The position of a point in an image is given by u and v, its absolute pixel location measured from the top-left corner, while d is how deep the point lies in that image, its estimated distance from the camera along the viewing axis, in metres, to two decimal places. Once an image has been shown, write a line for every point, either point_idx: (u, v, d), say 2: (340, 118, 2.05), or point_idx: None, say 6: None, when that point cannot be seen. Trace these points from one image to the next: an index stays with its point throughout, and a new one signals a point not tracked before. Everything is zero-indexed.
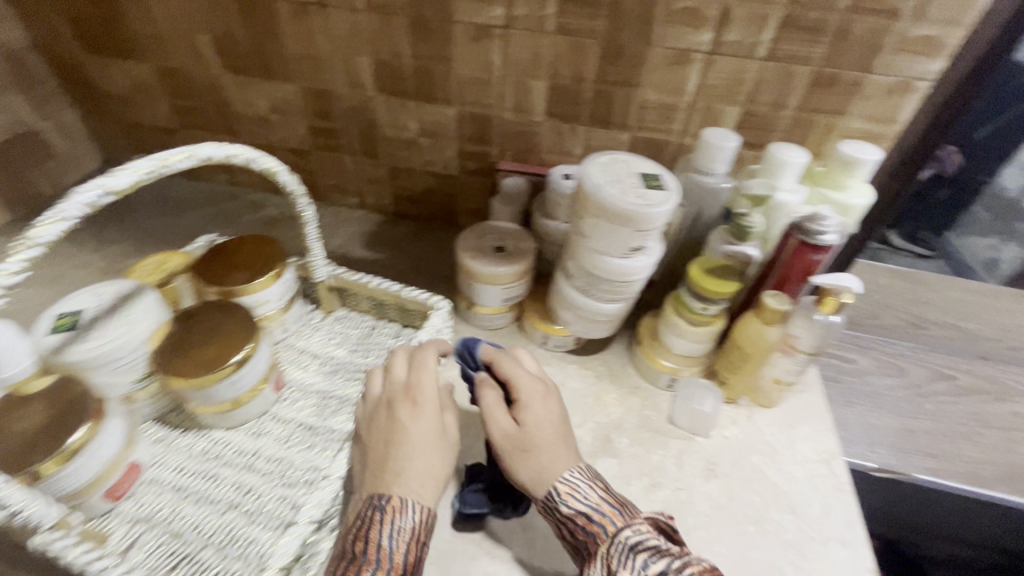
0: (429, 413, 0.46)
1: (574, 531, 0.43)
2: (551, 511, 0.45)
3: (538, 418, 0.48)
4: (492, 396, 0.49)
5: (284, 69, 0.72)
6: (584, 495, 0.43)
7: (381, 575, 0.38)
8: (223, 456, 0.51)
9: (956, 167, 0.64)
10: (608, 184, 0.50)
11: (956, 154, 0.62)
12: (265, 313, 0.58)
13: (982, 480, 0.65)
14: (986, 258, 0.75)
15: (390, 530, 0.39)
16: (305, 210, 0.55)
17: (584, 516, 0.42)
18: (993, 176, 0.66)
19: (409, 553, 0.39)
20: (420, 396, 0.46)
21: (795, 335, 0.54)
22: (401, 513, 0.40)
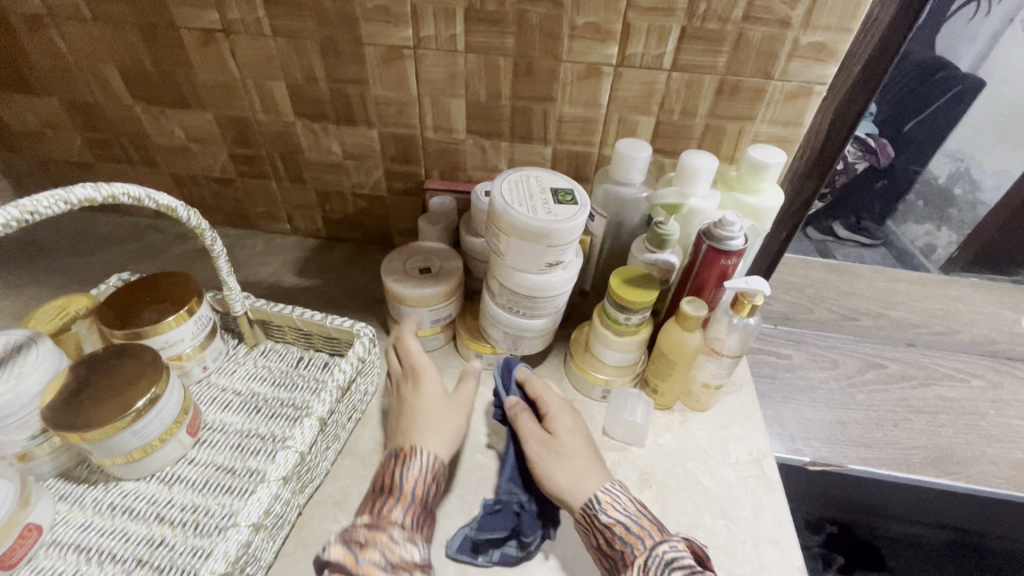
0: (432, 390, 0.54)
1: (610, 541, 0.45)
2: (588, 518, 0.46)
3: (567, 428, 0.53)
4: (525, 415, 0.54)
5: (198, 98, 0.69)
6: (623, 505, 0.46)
7: (400, 500, 0.45)
8: (133, 509, 0.48)
9: (886, 158, 0.71)
10: (517, 202, 0.50)
11: (886, 142, 0.69)
12: (180, 352, 0.55)
13: (911, 464, 0.67)
14: (923, 244, 0.81)
15: (404, 469, 0.47)
16: (213, 243, 0.53)
17: (624, 527, 0.44)
18: (923, 165, 0.71)
19: (422, 487, 0.46)
20: (423, 378, 0.54)
21: (718, 337, 0.55)
22: (411, 453, 0.48)
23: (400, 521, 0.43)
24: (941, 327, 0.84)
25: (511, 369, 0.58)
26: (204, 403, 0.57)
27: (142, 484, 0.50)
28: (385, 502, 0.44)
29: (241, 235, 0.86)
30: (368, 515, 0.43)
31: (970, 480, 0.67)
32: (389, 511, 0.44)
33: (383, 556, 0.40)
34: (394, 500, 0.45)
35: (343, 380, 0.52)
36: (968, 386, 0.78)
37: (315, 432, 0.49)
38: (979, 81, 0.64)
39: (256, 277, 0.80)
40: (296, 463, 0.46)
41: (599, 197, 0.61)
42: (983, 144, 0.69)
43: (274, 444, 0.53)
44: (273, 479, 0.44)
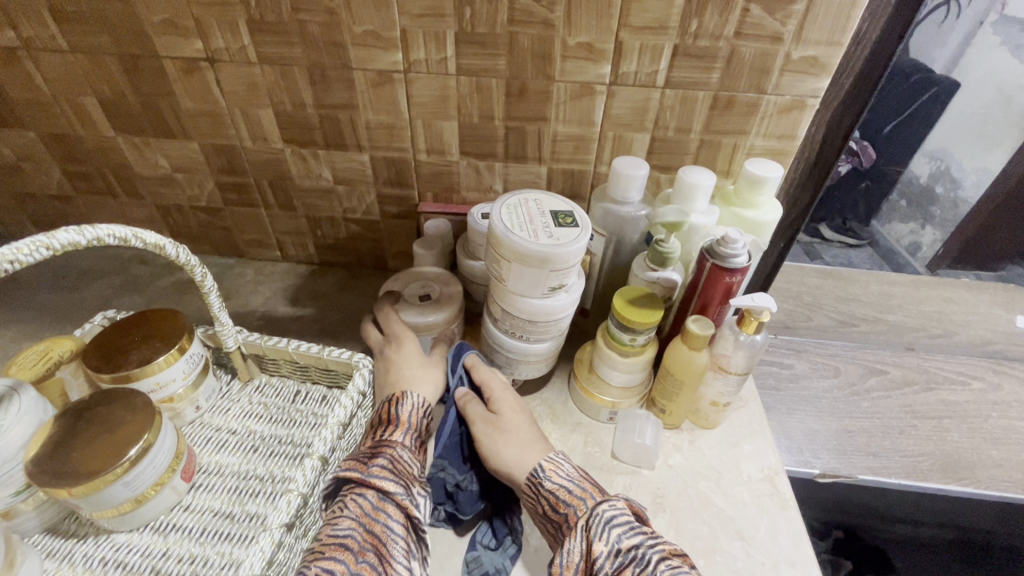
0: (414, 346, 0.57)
1: (554, 506, 0.46)
2: (534, 487, 0.47)
3: (511, 408, 0.54)
4: (474, 403, 0.55)
5: (183, 127, 0.68)
6: (567, 471, 0.48)
7: (400, 430, 0.48)
8: (126, 563, 0.45)
9: (869, 160, 0.71)
10: (517, 227, 0.49)
11: (867, 144, 0.70)
12: (170, 394, 0.53)
13: (920, 472, 0.67)
14: (909, 242, 0.83)
15: (398, 406, 0.50)
16: (203, 278, 0.51)
17: (567, 491, 0.46)
18: (902, 166, 0.72)
19: (418, 418, 0.50)
20: (405, 337, 0.57)
21: (724, 354, 0.54)
22: (403, 393, 0.51)
23: (401, 442, 0.47)
24: (938, 330, 0.84)
25: (460, 355, 0.58)
26: (197, 445, 0.54)
27: (135, 536, 0.47)
28: (385, 430, 0.48)
29: (230, 264, 0.84)
30: (370, 440, 0.48)
31: (979, 485, 0.67)
32: (390, 435, 0.48)
33: (391, 465, 0.45)
34: (392, 428, 0.49)
35: (343, 416, 0.50)
36: (969, 389, 0.78)
37: (317, 473, 0.47)
38: (955, 83, 0.65)
39: (247, 307, 0.78)
40: (298, 507, 0.44)
41: (597, 215, 0.60)
42: (960, 143, 0.71)
43: (273, 485, 0.51)
44: (275, 526, 0.42)
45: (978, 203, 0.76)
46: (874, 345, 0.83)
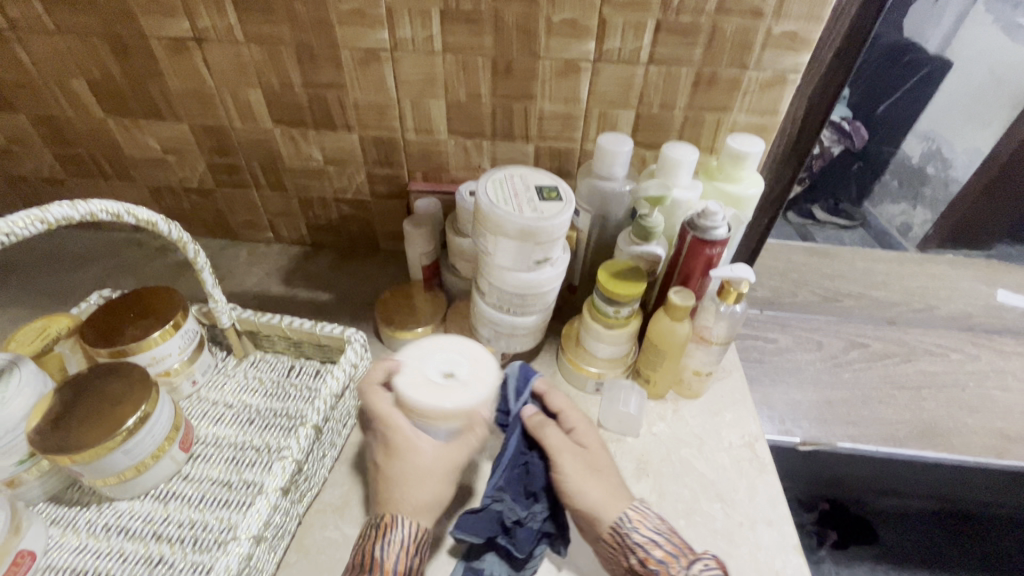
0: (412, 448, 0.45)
1: (642, 562, 0.43)
2: (617, 538, 0.44)
3: (591, 442, 0.51)
4: (551, 429, 0.51)
5: (172, 108, 0.68)
6: (654, 522, 0.45)
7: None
8: (129, 528, 0.47)
9: (861, 139, 0.73)
10: (503, 201, 0.50)
11: (858, 123, 0.72)
12: (167, 368, 0.54)
13: (897, 439, 0.69)
14: (898, 221, 0.85)
15: (383, 543, 0.42)
16: (196, 255, 0.52)
17: (659, 547, 0.43)
18: (895, 147, 0.75)
19: (402, 560, 0.42)
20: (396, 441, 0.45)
21: (706, 326, 0.57)
22: (392, 522, 0.43)
23: None
24: (921, 304, 0.86)
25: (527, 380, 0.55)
26: (195, 418, 0.56)
27: (137, 503, 0.49)
28: None
29: (223, 245, 0.84)
30: None
31: (954, 450, 0.69)
32: None
33: None
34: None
35: (336, 387, 0.52)
36: (948, 360, 0.80)
37: (311, 441, 0.48)
38: (946, 63, 0.67)
39: (241, 287, 0.79)
40: (293, 473, 0.46)
41: (583, 192, 0.61)
42: (949, 123, 0.73)
43: (269, 454, 0.53)
44: (271, 490, 0.44)
45: (969, 180, 0.79)
46: (857, 319, 0.85)
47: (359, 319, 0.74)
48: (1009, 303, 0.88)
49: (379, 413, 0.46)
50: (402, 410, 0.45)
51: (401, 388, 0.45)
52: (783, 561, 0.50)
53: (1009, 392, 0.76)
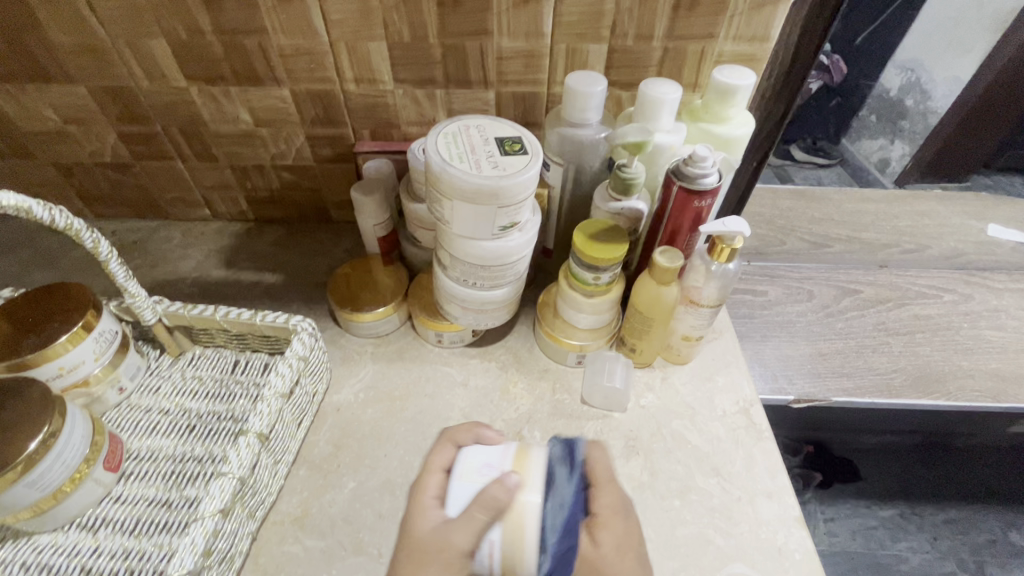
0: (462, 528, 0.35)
1: None
2: None
3: None
4: None
5: (63, 69, 0.57)
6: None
7: None
8: (51, 566, 0.41)
9: (841, 74, 0.68)
10: (457, 158, 0.43)
11: (837, 56, 0.65)
12: (84, 376, 0.47)
13: (892, 389, 0.66)
14: (874, 156, 0.83)
15: None
16: (96, 243, 0.45)
17: None
18: (875, 79, 0.70)
19: None
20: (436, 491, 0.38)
21: (695, 287, 0.51)
22: None
23: None
24: (911, 245, 0.83)
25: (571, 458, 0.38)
26: (125, 430, 0.50)
27: (60, 535, 0.43)
28: None
29: (154, 227, 0.75)
30: None
31: (950, 397, 0.66)
32: None
33: None
34: None
35: (282, 386, 0.45)
36: (942, 301, 0.77)
37: (255, 452, 0.42)
38: None
39: (177, 273, 0.70)
40: (235, 491, 0.40)
41: (553, 142, 0.53)
42: (932, 49, 0.69)
43: (213, 465, 0.47)
44: (208, 515, 0.38)
45: (950, 111, 0.75)
46: (847, 264, 0.80)
47: (313, 301, 0.67)
48: (1001, 238, 0.86)
49: (430, 466, 0.40)
50: (469, 474, 0.37)
51: (507, 457, 0.38)
52: (785, 535, 0.46)
53: (1003, 332, 0.74)
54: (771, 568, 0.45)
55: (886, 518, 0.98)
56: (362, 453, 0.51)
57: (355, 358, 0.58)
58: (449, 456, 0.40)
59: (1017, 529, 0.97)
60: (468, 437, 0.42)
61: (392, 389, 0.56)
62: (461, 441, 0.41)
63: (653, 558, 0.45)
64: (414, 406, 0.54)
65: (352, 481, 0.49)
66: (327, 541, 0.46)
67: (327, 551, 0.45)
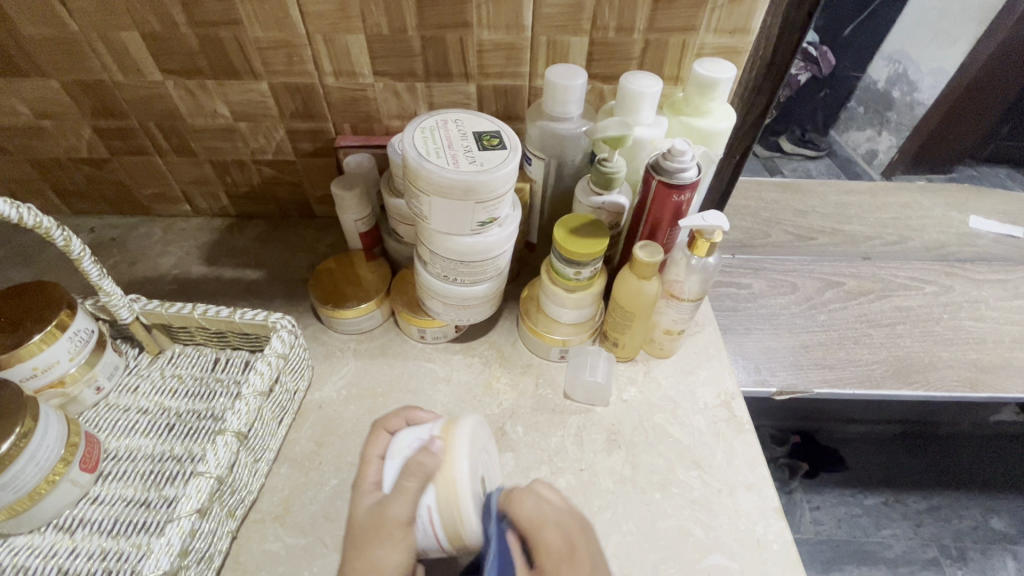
0: (403, 501, 0.37)
1: None
2: None
3: None
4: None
5: (34, 62, 0.56)
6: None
7: None
8: (27, 568, 0.41)
9: (829, 65, 0.69)
10: (434, 153, 0.42)
11: (824, 47, 0.66)
12: (59, 376, 0.46)
13: (874, 379, 0.67)
14: (863, 147, 0.85)
15: None
16: (67, 241, 0.44)
17: None
18: None
19: None
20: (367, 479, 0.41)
21: (677, 280, 0.51)
22: None
23: None
24: (893, 237, 0.83)
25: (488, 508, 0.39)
26: (103, 430, 0.49)
27: (36, 536, 0.42)
28: None
29: (133, 223, 0.74)
30: None
31: (930, 387, 0.67)
32: None
33: None
34: None
35: (260, 384, 0.45)
36: (923, 293, 0.77)
37: (233, 450, 0.42)
38: None
39: (157, 270, 0.69)
40: (212, 491, 0.40)
41: (535, 137, 0.53)
42: (916, 42, 0.73)
43: (192, 464, 0.47)
44: (185, 515, 0.38)
45: (935, 104, 0.77)
46: (832, 256, 0.81)
47: (295, 297, 0.66)
48: (981, 230, 0.86)
49: (366, 453, 0.42)
50: (400, 451, 0.40)
51: (436, 429, 0.41)
52: (764, 526, 0.47)
53: (982, 322, 0.75)
54: (749, 559, 0.45)
55: (870, 506, 0.99)
56: (343, 450, 0.51)
57: (337, 355, 0.58)
58: (384, 444, 0.42)
59: (996, 516, 0.98)
60: (399, 422, 0.43)
61: (375, 385, 0.56)
62: (394, 427, 0.43)
63: (633, 551, 0.46)
64: (397, 402, 0.54)
65: (334, 479, 0.49)
66: (308, 539, 0.46)
67: (308, 549, 0.45)
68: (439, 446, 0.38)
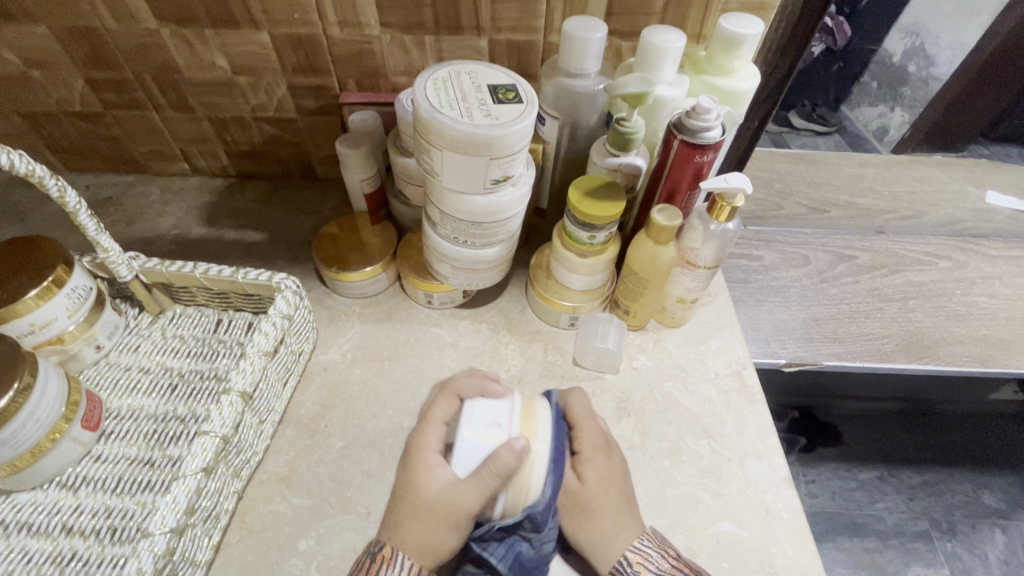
0: (475, 488, 0.37)
1: None
2: None
3: (601, 473, 0.42)
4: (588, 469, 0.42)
5: (20, 5, 0.52)
6: (657, 565, 0.39)
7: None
8: (31, 523, 0.40)
9: (843, 37, 0.65)
10: (447, 105, 0.40)
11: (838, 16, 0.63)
12: (57, 333, 0.45)
13: (883, 353, 0.66)
14: (874, 124, 0.81)
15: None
16: (62, 193, 0.42)
17: None
18: (879, 44, 0.68)
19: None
20: (427, 451, 0.40)
21: (693, 247, 0.50)
22: (394, 552, 0.38)
23: None
24: (908, 211, 0.82)
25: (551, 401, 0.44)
26: (105, 389, 0.48)
27: (39, 493, 0.42)
28: None
29: (130, 182, 0.72)
30: None
31: (939, 362, 0.67)
32: None
33: None
34: None
35: (265, 344, 0.44)
36: (936, 268, 0.76)
37: (238, 411, 0.41)
38: None
39: (156, 230, 0.67)
40: (218, 450, 0.39)
41: (549, 94, 0.51)
42: (939, 14, 0.67)
43: (195, 424, 0.46)
44: (190, 473, 0.37)
45: (952, 79, 0.73)
46: (844, 230, 0.79)
47: (298, 260, 0.65)
48: (997, 206, 0.85)
49: (432, 419, 0.42)
50: (478, 430, 0.38)
51: (513, 417, 0.40)
52: (773, 495, 0.47)
53: (995, 298, 0.74)
54: (758, 526, 0.45)
55: (865, 481, 0.99)
56: (349, 413, 0.50)
57: (342, 318, 0.57)
58: (452, 411, 0.43)
59: (989, 491, 1.00)
60: (470, 390, 0.43)
61: (381, 349, 0.55)
62: (465, 394, 0.43)
63: (641, 516, 0.45)
64: (404, 366, 0.53)
65: (340, 441, 0.49)
66: (314, 500, 0.45)
67: (314, 509, 0.45)
68: (522, 443, 0.37)
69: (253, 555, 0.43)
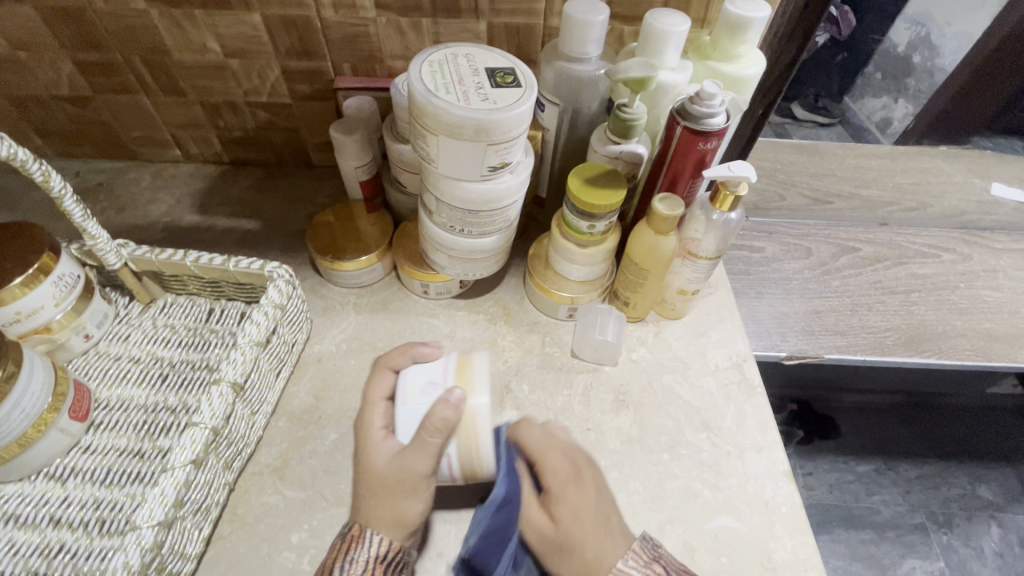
0: (423, 454, 0.36)
1: None
2: None
3: (574, 508, 0.39)
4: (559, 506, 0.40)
5: None
6: (649, 565, 0.37)
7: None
8: (18, 515, 0.40)
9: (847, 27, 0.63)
10: (443, 89, 0.39)
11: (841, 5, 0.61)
12: (45, 322, 0.44)
13: (885, 347, 0.66)
14: (875, 116, 0.78)
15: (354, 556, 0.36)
16: (47, 177, 0.41)
17: None
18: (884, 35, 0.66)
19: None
20: (375, 425, 0.39)
21: (694, 238, 0.48)
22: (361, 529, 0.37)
23: None
24: (911, 203, 0.81)
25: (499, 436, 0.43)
26: (94, 378, 0.48)
27: (26, 484, 0.41)
28: None
29: (122, 169, 0.70)
30: None
31: (941, 356, 0.66)
32: None
33: None
34: None
35: (257, 335, 0.43)
36: (939, 261, 0.75)
37: (229, 402, 0.40)
38: None
39: (148, 218, 0.66)
40: (207, 442, 0.38)
41: (549, 79, 0.49)
42: (944, 4, 0.65)
43: (186, 415, 0.45)
44: (179, 466, 0.36)
45: (955, 71, 0.71)
46: (847, 221, 0.78)
47: (293, 248, 0.64)
48: (1002, 197, 0.84)
49: (370, 398, 0.41)
50: (413, 397, 0.38)
51: (448, 372, 0.39)
52: (773, 489, 0.46)
53: (998, 292, 0.73)
54: (757, 521, 0.45)
55: (862, 474, 0.99)
56: (343, 405, 0.49)
57: (337, 308, 0.56)
58: (388, 384, 0.41)
59: (986, 484, 1.00)
60: (404, 360, 0.41)
61: (376, 339, 0.54)
62: (398, 365, 0.42)
63: (639, 510, 0.45)
64: None
65: (334, 433, 0.48)
66: (307, 492, 0.45)
67: (307, 502, 0.44)
68: (458, 395, 0.36)
69: (245, 548, 0.42)
